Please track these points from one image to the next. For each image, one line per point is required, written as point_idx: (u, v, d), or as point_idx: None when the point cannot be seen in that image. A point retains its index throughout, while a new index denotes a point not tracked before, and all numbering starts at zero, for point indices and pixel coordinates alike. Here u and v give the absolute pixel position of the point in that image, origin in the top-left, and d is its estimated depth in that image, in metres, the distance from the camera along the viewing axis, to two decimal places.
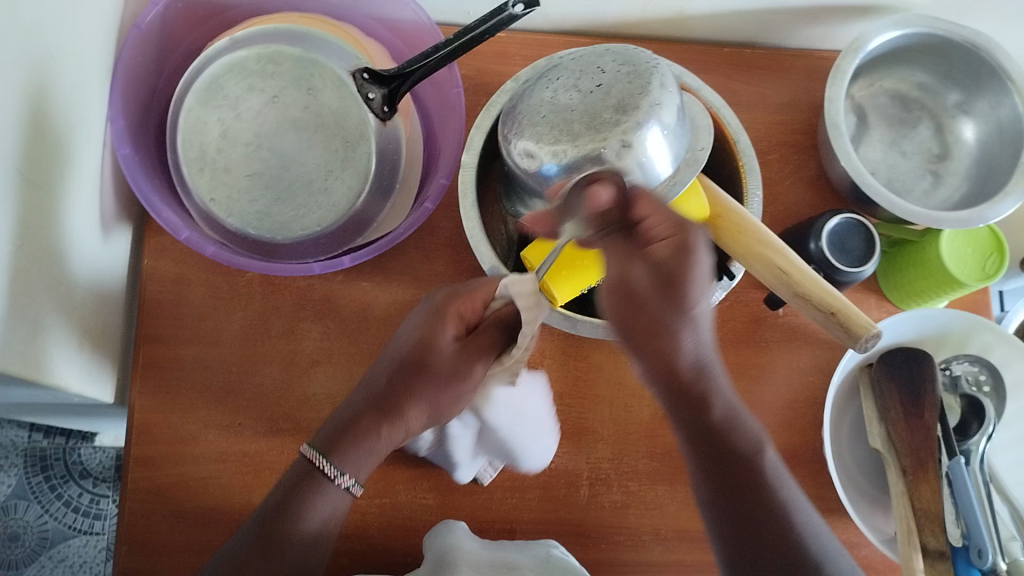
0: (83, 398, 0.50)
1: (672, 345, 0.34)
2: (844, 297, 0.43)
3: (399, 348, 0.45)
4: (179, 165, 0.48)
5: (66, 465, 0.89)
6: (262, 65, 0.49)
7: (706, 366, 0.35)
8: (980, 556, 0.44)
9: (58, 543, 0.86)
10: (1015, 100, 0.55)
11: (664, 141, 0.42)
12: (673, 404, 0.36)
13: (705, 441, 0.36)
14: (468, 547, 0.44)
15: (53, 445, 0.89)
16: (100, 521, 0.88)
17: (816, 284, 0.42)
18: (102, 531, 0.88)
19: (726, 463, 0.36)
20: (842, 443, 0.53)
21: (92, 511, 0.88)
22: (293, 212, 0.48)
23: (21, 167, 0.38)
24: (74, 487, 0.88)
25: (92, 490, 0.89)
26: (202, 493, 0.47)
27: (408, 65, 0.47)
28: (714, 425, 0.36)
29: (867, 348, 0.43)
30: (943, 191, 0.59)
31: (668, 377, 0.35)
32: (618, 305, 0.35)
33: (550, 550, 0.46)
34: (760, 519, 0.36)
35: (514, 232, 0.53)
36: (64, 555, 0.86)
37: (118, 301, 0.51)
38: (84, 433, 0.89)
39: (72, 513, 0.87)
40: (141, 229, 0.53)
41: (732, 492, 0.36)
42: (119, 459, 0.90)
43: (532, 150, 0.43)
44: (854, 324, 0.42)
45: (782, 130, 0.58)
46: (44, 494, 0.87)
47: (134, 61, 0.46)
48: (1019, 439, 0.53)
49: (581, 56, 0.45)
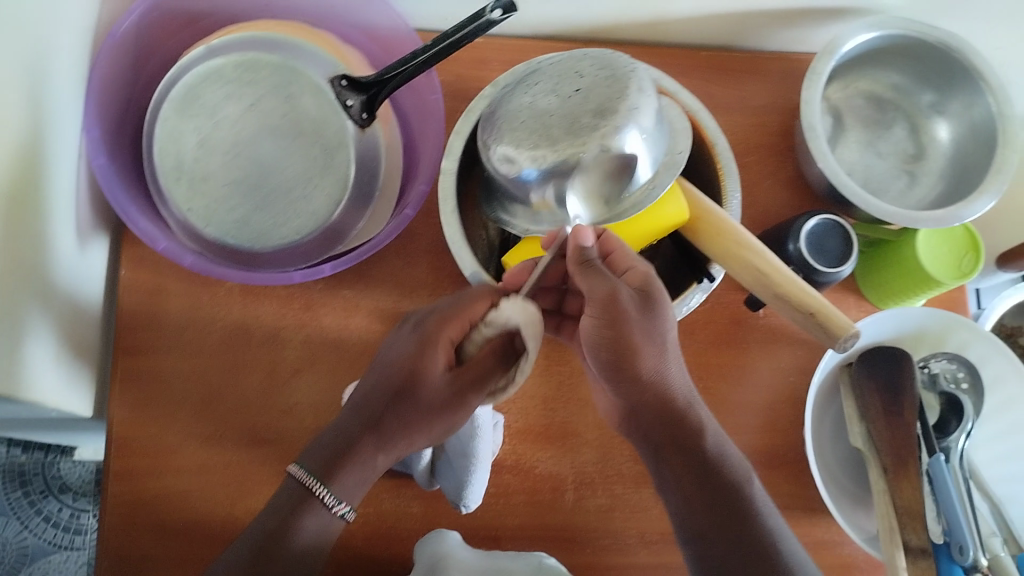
0: (61, 411, 0.50)
1: (657, 376, 0.41)
2: (821, 297, 0.43)
3: (388, 369, 0.43)
4: (156, 175, 0.48)
5: (45, 479, 0.88)
6: (239, 73, 0.49)
7: (692, 400, 0.42)
8: (962, 552, 0.45)
9: (38, 559, 0.85)
10: (987, 99, 0.55)
11: (643, 145, 0.42)
12: (665, 436, 0.41)
13: (696, 466, 0.40)
14: (458, 556, 0.44)
15: (31, 461, 0.87)
16: (80, 536, 0.87)
17: (795, 286, 0.43)
18: (82, 546, 0.87)
19: (722, 501, 0.40)
20: (824, 444, 0.53)
21: (72, 526, 0.87)
22: (272, 220, 0.48)
23: None
24: (54, 502, 0.87)
25: (72, 505, 0.88)
26: (184, 505, 0.47)
27: (386, 72, 0.47)
28: (706, 454, 0.41)
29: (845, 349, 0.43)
30: (919, 191, 0.60)
31: (656, 407, 0.41)
32: (599, 324, 0.40)
33: (541, 558, 0.45)
34: (745, 538, 0.39)
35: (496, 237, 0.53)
36: (45, 571, 0.85)
37: (96, 313, 0.50)
38: (63, 447, 0.88)
39: (52, 528, 0.87)
40: (119, 240, 0.53)
41: (719, 525, 0.39)
42: (99, 472, 0.89)
43: (512, 155, 0.42)
44: (832, 323, 0.42)
45: (759, 132, 0.59)
46: (23, 510, 0.86)
47: (109, 70, 0.46)
48: (998, 435, 0.54)
49: (559, 61, 0.45)
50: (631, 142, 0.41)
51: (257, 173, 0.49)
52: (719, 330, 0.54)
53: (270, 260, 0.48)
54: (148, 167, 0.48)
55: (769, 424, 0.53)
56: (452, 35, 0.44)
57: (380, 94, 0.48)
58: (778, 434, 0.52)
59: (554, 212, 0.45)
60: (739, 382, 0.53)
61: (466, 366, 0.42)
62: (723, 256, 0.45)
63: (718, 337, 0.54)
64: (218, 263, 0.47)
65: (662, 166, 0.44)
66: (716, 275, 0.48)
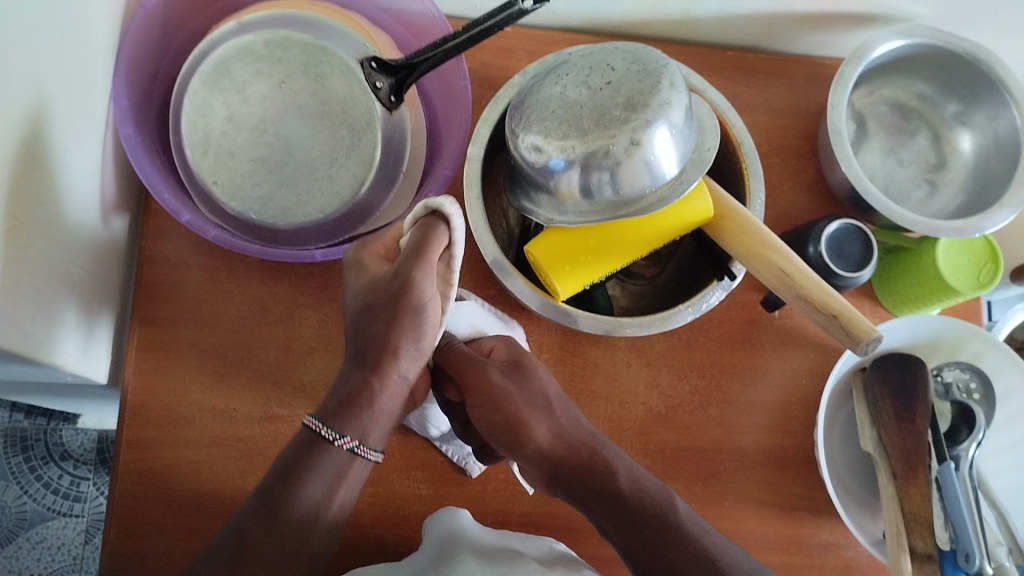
0: (77, 378, 0.50)
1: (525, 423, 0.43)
2: (844, 300, 0.43)
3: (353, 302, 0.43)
4: (183, 148, 0.48)
5: (47, 446, 0.88)
6: (270, 50, 0.49)
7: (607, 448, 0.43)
8: (968, 559, 0.45)
9: (36, 524, 0.86)
10: (1013, 112, 0.55)
11: (672, 140, 0.42)
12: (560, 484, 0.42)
13: (611, 498, 0.40)
14: (474, 535, 0.44)
15: (34, 427, 0.88)
16: (80, 504, 0.88)
17: (818, 287, 0.43)
18: (81, 515, 0.87)
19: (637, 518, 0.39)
20: (834, 447, 0.53)
21: (72, 494, 0.88)
22: (296, 198, 0.48)
23: (26, 142, 0.38)
24: (55, 469, 0.88)
25: (73, 472, 0.89)
26: (194, 478, 0.47)
27: (417, 54, 0.46)
28: (619, 490, 0.40)
29: (867, 353, 0.43)
30: (938, 201, 0.59)
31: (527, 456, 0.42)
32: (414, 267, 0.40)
33: (552, 543, 0.46)
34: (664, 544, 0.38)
35: (515, 226, 0.53)
36: (42, 537, 0.86)
37: (115, 282, 0.51)
38: (66, 416, 0.89)
39: (52, 494, 0.87)
40: (140, 211, 0.53)
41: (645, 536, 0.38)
42: (101, 441, 0.90)
43: (540, 144, 0.42)
44: (855, 326, 0.42)
45: (782, 134, 0.59)
46: (24, 476, 0.87)
47: (140, 40, 0.46)
48: (1007, 446, 0.54)
49: (590, 54, 0.45)
50: (661, 137, 0.41)
51: (284, 151, 0.49)
52: (734, 330, 0.54)
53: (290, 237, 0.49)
54: (175, 139, 0.48)
55: (779, 425, 0.53)
56: (484, 22, 0.44)
57: (408, 77, 0.48)
58: (786, 435, 0.53)
59: (580, 203, 0.44)
60: (751, 382, 0.53)
61: (386, 284, 0.41)
62: (746, 255, 0.45)
63: (731, 337, 0.54)
64: (240, 237, 0.47)
65: (690, 162, 0.44)
66: (736, 273, 0.48)
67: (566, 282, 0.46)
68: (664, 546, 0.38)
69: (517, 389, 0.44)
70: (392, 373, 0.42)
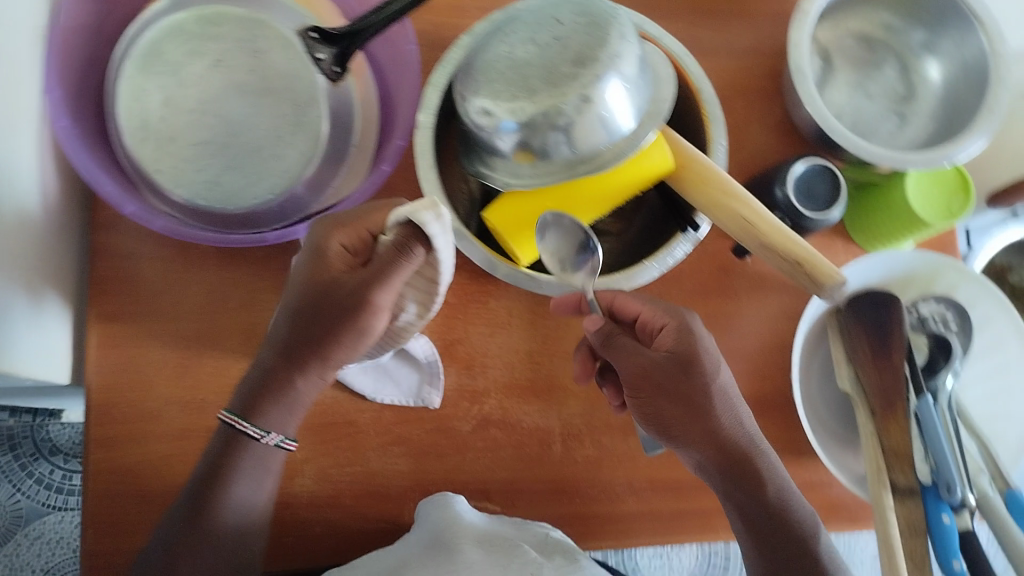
0: (38, 380, 0.49)
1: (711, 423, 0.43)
2: (808, 245, 0.43)
3: (293, 290, 0.42)
4: (121, 134, 0.46)
5: (36, 442, 0.88)
6: (202, 27, 0.48)
7: (756, 445, 0.44)
8: (949, 490, 0.45)
9: (32, 521, 0.86)
10: (980, 37, 0.54)
11: (625, 94, 0.41)
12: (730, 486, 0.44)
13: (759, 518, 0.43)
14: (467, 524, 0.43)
15: (20, 425, 0.87)
16: (73, 496, 0.88)
17: (783, 235, 0.42)
18: (76, 506, 0.87)
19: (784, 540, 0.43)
20: (811, 387, 0.53)
21: (65, 487, 0.88)
22: (244, 180, 0.47)
23: None
24: (45, 465, 0.88)
25: (63, 466, 0.88)
26: (167, 472, 0.46)
27: (358, 22, 0.44)
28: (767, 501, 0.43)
29: (831, 297, 0.43)
30: (909, 132, 0.58)
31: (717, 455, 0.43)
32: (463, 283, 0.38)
33: (548, 533, 0.45)
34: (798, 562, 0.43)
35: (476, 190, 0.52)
36: (40, 533, 0.86)
37: (67, 280, 0.49)
38: (52, 412, 0.86)
39: (44, 489, 0.87)
40: (88, 203, 0.51)
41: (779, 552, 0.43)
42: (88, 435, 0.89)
43: (489, 107, 0.41)
44: (821, 273, 0.42)
45: (745, 76, 0.57)
46: (14, 472, 0.87)
47: (70, 27, 0.44)
48: (985, 376, 0.54)
49: (536, 9, 0.43)
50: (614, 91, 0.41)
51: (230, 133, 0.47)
52: (706, 279, 0.53)
53: (246, 219, 0.48)
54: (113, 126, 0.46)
55: (756, 372, 0.53)
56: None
57: (353, 48, 0.46)
58: (764, 381, 0.53)
59: (535, 165, 0.43)
60: (726, 331, 0.53)
61: (335, 293, 0.41)
62: (707, 205, 0.44)
63: (705, 286, 0.53)
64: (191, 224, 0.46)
65: (646, 115, 0.43)
66: (701, 225, 0.47)
67: (526, 247, 0.46)
68: (789, 545, 0.43)
69: (683, 383, 0.42)
70: (313, 374, 0.43)
